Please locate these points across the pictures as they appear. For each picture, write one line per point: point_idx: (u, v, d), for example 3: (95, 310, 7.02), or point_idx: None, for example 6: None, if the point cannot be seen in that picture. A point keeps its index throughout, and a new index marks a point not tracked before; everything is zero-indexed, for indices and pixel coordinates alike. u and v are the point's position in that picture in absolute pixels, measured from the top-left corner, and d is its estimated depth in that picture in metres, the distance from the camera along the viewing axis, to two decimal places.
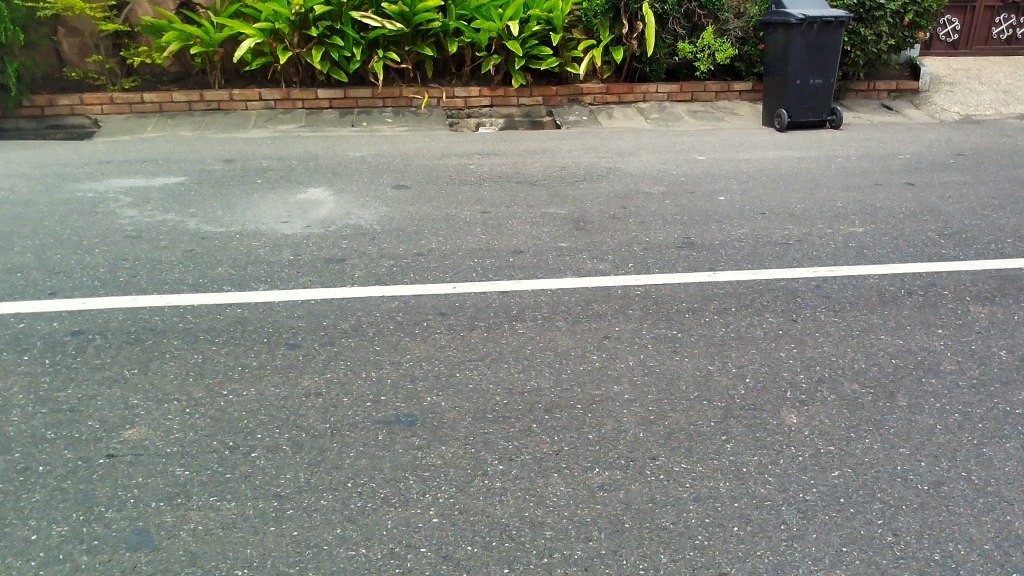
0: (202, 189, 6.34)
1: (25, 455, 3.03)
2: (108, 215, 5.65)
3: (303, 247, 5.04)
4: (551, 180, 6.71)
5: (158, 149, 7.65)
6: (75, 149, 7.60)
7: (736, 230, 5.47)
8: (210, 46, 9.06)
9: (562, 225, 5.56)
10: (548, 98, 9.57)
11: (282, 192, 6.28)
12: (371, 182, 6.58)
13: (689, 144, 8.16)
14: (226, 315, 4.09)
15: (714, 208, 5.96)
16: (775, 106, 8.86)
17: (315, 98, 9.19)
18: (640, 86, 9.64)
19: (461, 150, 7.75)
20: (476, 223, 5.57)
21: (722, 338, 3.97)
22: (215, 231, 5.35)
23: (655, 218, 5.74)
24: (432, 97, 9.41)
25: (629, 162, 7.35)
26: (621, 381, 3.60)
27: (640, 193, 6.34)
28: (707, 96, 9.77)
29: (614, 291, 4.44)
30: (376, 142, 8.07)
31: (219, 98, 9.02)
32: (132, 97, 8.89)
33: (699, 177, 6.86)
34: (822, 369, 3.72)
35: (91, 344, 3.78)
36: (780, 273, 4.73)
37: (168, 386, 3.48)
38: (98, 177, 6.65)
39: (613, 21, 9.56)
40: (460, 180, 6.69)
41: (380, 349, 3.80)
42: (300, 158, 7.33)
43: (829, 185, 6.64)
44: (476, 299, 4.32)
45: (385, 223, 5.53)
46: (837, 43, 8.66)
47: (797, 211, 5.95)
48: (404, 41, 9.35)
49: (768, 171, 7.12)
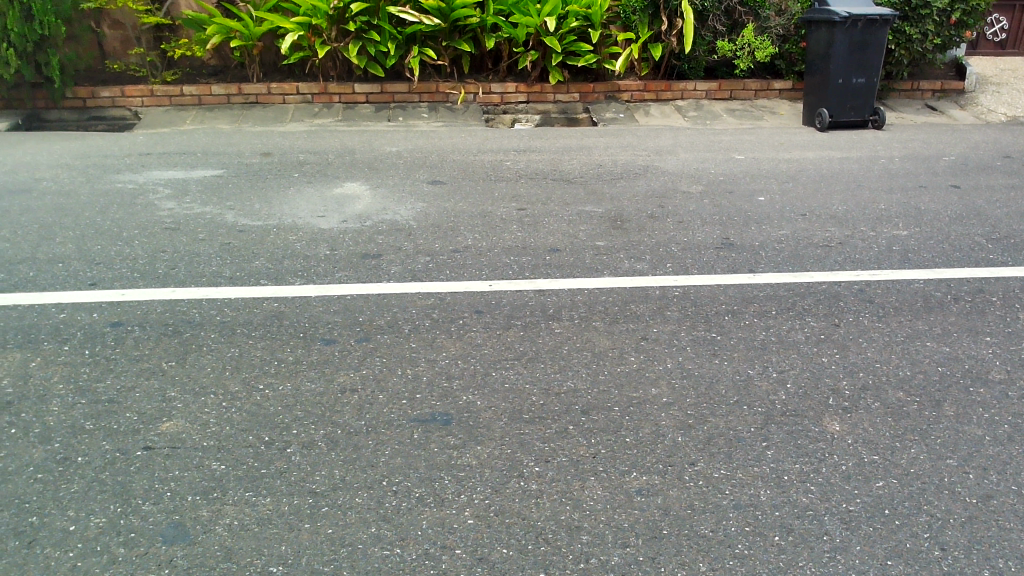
0: (240, 182, 6.37)
1: (65, 445, 3.05)
2: (147, 207, 5.70)
3: (340, 242, 5.04)
4: (588, 177, 6.66)
5: (196, 142, 7.71)
6: (116, 141, 7.68)
7: (776, 232, 5.38)
8: (249, 40, 9.11)
9: (599, 223, 5.50)
10: (585, 95, 9.51)
11: (319, 186, 6.29)
12: (407, 177, 6.57)
13: (728, 142, 8.06)
14: (263, 309, 4.09)
15: (754, 209, 5.88)
16: (816, 105, 8.72)
17: (352, 92, 9.20)
18: (678, 84, 9.54)
19: (497, 146, 7.73)
20: (513, 220, 5.54)
21: (763, 341, 3.90)
22: (253, 224, 5.37)
23: (694, 217, 5.66)
24: (469, 92, 9.39)
25: (666, 161, 7.27)
26: (659, 383, 3.54)
27: (679, 192, 6.27)
28: (746, 94, 9.64)
29: (652, 292, 4.39)
30: (412, 137, 8.07)
31: (257, 91, 9.06)
32: (172, 89, 8.96)
33: (738, 177, 6.76)
34: (865, 376, 3.63)
35: (130, 336, 3.80)
36: (821, 276, 4.64)
37: (205, 379, 3.49)
38: (138, 168, 6.72)
39: (653, 18, 9.49)
40: (497, 176, 6.65)
41: (416, 346, 3.78)
42: (337, 152, 7.34)
43: (872, 187, 6.51)
44: (513, 297, 4.29)
45: (421, 219, 5.52)
46: (881, 42, 8.49)
47: (839, 212, 5.84)
48: (441, 37, 9.33)
49: (809, 171, 7.00)
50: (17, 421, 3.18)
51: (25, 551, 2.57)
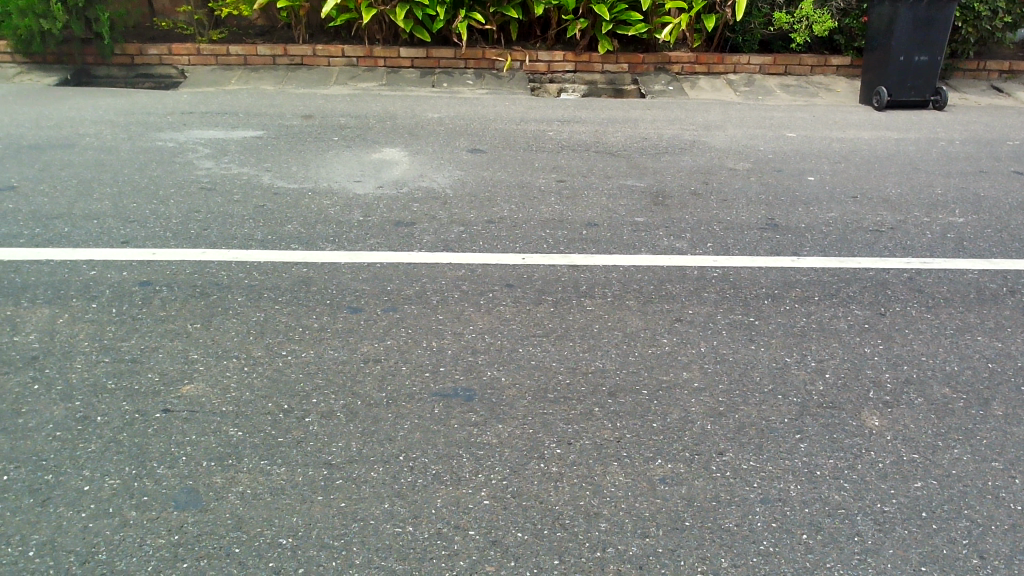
0: (280, 144, 6.34)
1: (86, 404, 3.04)
2: (186, 166, 5.69)
3: (373, 208, 4.96)
4: (631, 151, 6.49)
5: (239, 102, 7.68)
6: (160, 99, 7.69)
7: (824, 214, 5.18)
8: (296, 0, 9.02)
9: (639, 198, 5.35)
10: (634, 66, 9.29)
11: (358, 150, 6.23)
12: (447, 144, 6.47)
13: (779, 119, 7.80)
14: (291, 274, 4.04)
15: (803, 189, 5.67)
16: (874, 83, 8.38)
17: (397, 56, 9.09)
18: (731, 57, 9.25)
19: (541, 115, 7.58)
20: (551, 192, 5.41)
21: (803, 328, 3.74)
22: (288, 186, 5.33)
23: (738, 195, 5.48)
24: (515, 60, 9.21)
25: (713, 136, 7.05)
26: (690, 367, 3.42)
27: (725, 169, 6.08)
28: (802, 69, 9.32)
29: (690, 271, 4.24)
30: (455, 103, 7.95)
31: (303, 53, 9.00)
32: (219, 48, 8.93)
33: (788, 155, 6.53)
34: (910, 369, 3.47)
35: (158, 296, 3.78)
36: (869, 262, 4.45)
37: (229, 342, 3.45)
38: (180, 126, 6.72)
39: None
40: (538, 146, 6.52)
41: (443, 318, 3.70)
42: (379, 117, 7.26)
43: (929, 170, 6.24)
44: (545, 272, 4.18)
45: (458, 187, 5.43)
46: (948, 18, 8.10)
47: (892, 196, 5.61)
48: (489, 2, 9.14)
49: (863, 152, 6.73)
50: (40, 376, 3.18)
51: (38, 509, 2.56)
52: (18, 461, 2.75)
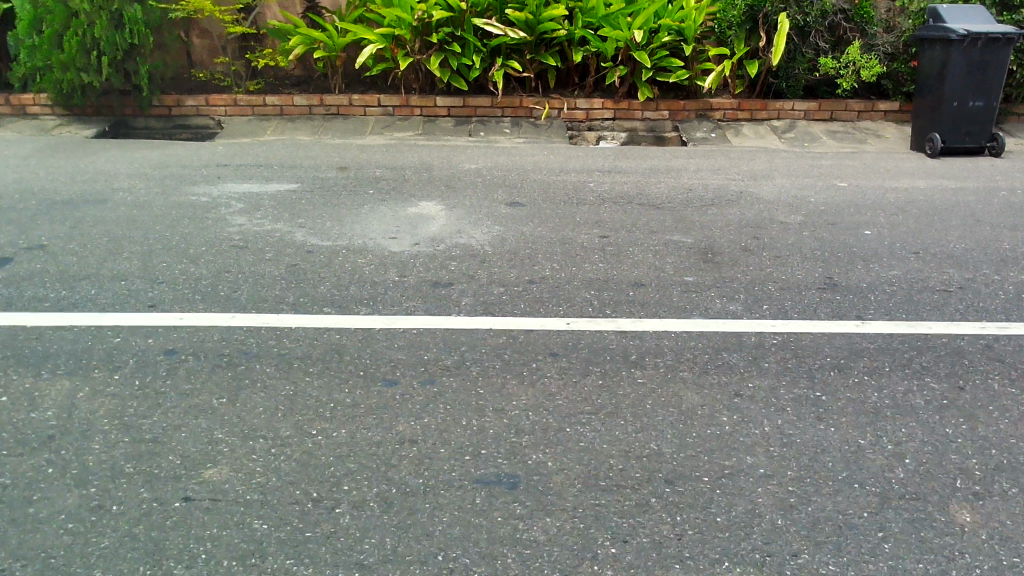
0: (314, 198, 6.18)
1: (102, 491, 2.83)
2: (218, 222, 5.54)
3: (409, 268, 4.76)
4: (676, 203, 6.23)
5: (275, 154, 7.58)
6: (195, 151, 7.61)
7: (886, 272, 4.87)
8: (333, 51, 8.97)
9: (687, 255, 5.09)
10: (675, 113, 9.06)
11: (392, 204, 6.05)
12: (485, 197, 6.27)
13: (828, 168, 7.52)
14: (323, 342, 3.82)
15: (860, 244, 5.37)
16: (927, 129, 8.09)
17: (433, 105, 8.96)
18: (775, 103, 9.01)
19: (580, 166, 7.38)
20: (594, 248, 5.17)
21: (875, 405, 3.43)
22: (322, 244, 5.15)
23: (793, 252, 5.19)
24: (553, 108, 9.05)
25: (761, 186, 6.79)
26: (755, 452, 3.12)
27: (776, 222, 5.80)
28: (848, 115, 9.04)
29: (747, 338, 3.96)
30: (493, 153, 7.79)
31: (339, 103, 8.91)
32: (255, 99, 8.88)
33: (841, 207, 6.24)
34: (999, 455, 3.15)
35: (183, 367, 3.58)
36: (940, 327, 4.14)
37: (256, 420, 3.22)
38: (214, 180, 6.61)
39: (750, 33, 9.00)
40: (579, 199, 6.29)
41: (484, 393, 3.45)
42: (415, 169, 7.10)
43: (994, 223, 5.91)
44: (592, 339, 3.92)
45: (496, 244, 5.21)
46: (1004, 62, 7.79)
47: (957, 251, 5.29)
48: (526, 50, 9.02)
49: (920, 203, 6.42)
50: (56, 459, 2.98)
51: None
52: (26, 559, 2.53)
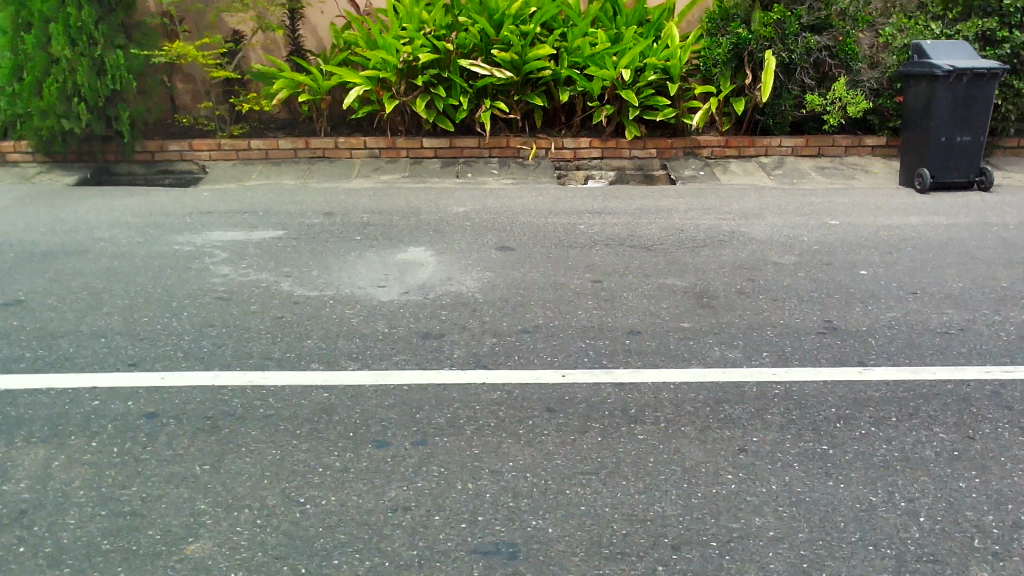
0: (301, 245, 6.06)
1: (77, 571, 2.66)
2: (201, 273, 5.40)
3: (399, 318, 4.64)
4: (668, 245, 6.15)
5: (260, 199, 7.47)
6: (178, 198, 7.49)
7: (885, 313, 4.79)
8: (318, 94, 8.91)
9: (682, 299, 4.99)
10: (663, 151, 9.03)
11: (380, 251, 5.93)
12: (475, 242, 6.17)
13: (819, 205, 7.47)
14: (311, 401, 3.68)
15: (856, 285, 5.29)
16: (916, 164, 8.08)
17: (420, 147, 8.90)
18: (762, 139, 9.00)
19: (570, 207, 7.30)
20: (587, 294, 5.07)
21: (885, 459, 3.32)
22: (308, 295, 5.02)
23: (789, 294, 5.10)
24: (540, 147, 9.00)
25: (753, 226, 6.72)
26: (763, 512, 2.99)
27: (770, 263, 5.73)
28: (836, 150, 9.04)
29: (749, 388, 3.85)
30: (482, 195, 7.71)
31: (324, 146, 8.83)
32: (240, 143, 8.79)
33: (835, 246, 6.18)
34: (1015, 510, 3.03)
35: (164, 431, 3.42)
36: (945, 372, 4.04)
37: (241, 489, 3.07)
38: (197, 228, 6.48)
39: (736, 71, 9.00)
40: (570, 242, 6.20)
41: (479, 453, 3.31)
42: (403, 213, 7.00)
43: (989, 260, 5.86)
44: (589, 392, 3.80)
45: (487, 291, 5.10)
46: (989, 97, 7.81)
47: (955, 291, 5.21)
48: (513, 90, 9.00)
49: (913, 240, 6.36)
50: (28, 536, 2.81)
51: None
52: None
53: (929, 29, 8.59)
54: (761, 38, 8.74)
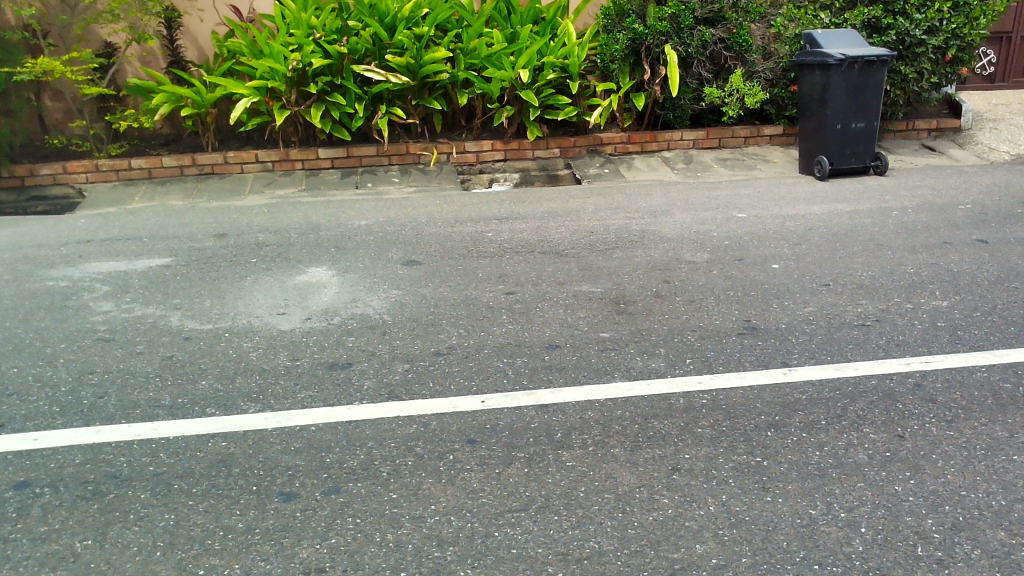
0: (190, 273, 5.64)
1: None
2: (80, 311, 4.95)
3: (302, 349, 4.32)
4: (580, 249, 5.99)
5: (144, 224, 6.96)
6: (53, 227, 6.91)
7: (802, 309, 4.75)
8: (202, 107, 8.40)
9: (599, 307, 4.84)
10: (566, 150, 8.90)
11: (278, 274, 5.57)
12: (379, 257, 5.87)
13: (725, 198, 7.46)
14: (208, 452, 3.34)
15: (770, 280, 5.24)
16: (814, 152, 8.18)
17: (315, 158, 8.51)
18: (663, 134, 8.97)
19: (476, 214, 7.06)
20: (501, 307, 4.85)
21: (819, 467, 3.21)
22: (201, 328, 4.64)
23: (706, 294, 5.01)
24: (441, 152, 8.74)
25: (662, 224, 6.63)
26: (704, 538, 2.83)
27: (683, 262, 5.63)
28: (735, 141, 9.10)
29: (676, 400, 3.70)
30: (383, 206, 7.39)
31: (213, 162, 8.35)
32: (120, 163, 8.22)
33: (745, 240, 6.14)
34: (953, 511, 2.96)
35: (38, 503, 3.03)
36: (867, 367, 3.99)
37: (129, 565, 2.72)
38: (74, 260, 5.96)
39: (634, 67, 8.95)
40: (479, 251, 5.97)
41: (398, 498, 3.04)
42: (301, 230, 6.63)
43: (893, 246, 5.91)
44: (510, 418, 3.57)
45: (396, 311, 4.83)
46: (880, 83, 7.96)
47: (865, 280, 5.22)
48: (409, 95, 8.70)
49: (820, 229, 6.39)
50: None
51: None
52: None
53: (818, 19, 8.75)
54: (657, 33, 8.67)
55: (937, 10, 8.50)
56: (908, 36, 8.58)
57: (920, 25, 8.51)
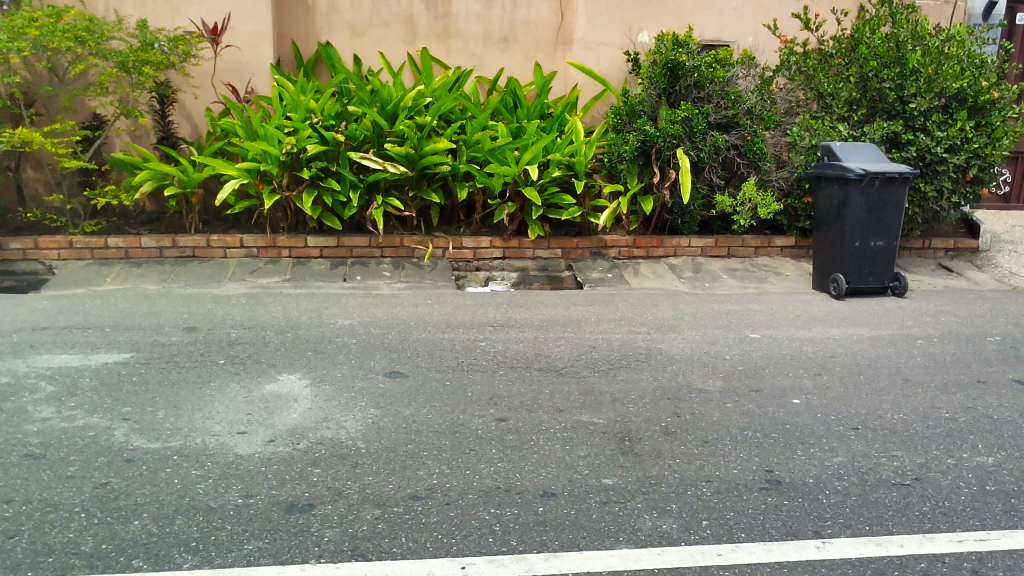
0: (150, 374, 5.08)
1: None
2: (14, 416, 4.37)
3: (259, 481, 3.74)
4: (581, 367, 5.48)
5: (111, 311, 6.44)
6: (11, 308, 6.39)
7: (830, 458, 4.20)
8: (188, 187, 7.98)
9: (602, 443, 4.29)
10: (568, 251, 8.46)
11: (246, 380, 5.03)
12: (360, 366, 5.34)
13: (736, 314, 6.99)
14: None
15: (792, 419, 4.71)
16: (830, 269, 7.75)
17: (304, 246, 8.05)
18: (670, 240, 8.55)
19: (470, 318, 6.56)
20: (491, 438, 4.29)
21: None
22: (147, 447, 4.06)
23: (721, 433, 4.47)
24: (437, 246, 8.28)
25: (669, 341, 6.14)
26: None
27: (694, 391, 5.11)
28: (745, 251, 8.68)
29: None
30: (371, 304, 6.89)
31: (195, 244, 7.87)
32: (95, 241, 7.74)
33: (761, 366, 5.64)
34: None
35: None
36: (914, 543, 3.42)
37: None
38: (24, 351, 5.42)
39: (643, 168, 8.59)
40: (470, 364, 5.45)
41: None
42: (278, 327, 6.11)
43: (924, 383, 5.41)
44: None
45: (372, 437, 4.25)
46: (901, 201, 7.58)
47: (897, 424, 4.69)
48: (407, 185, 8.31)
49: (842, 357, 5.89)
50: None
51: None
52: None
53: (836, 130, 8.40)
54: (668, 136, 8.29)
55: (959, 127, 8.13)
56: (929, 153, 8.25)
57: (942, 142, 8.15)
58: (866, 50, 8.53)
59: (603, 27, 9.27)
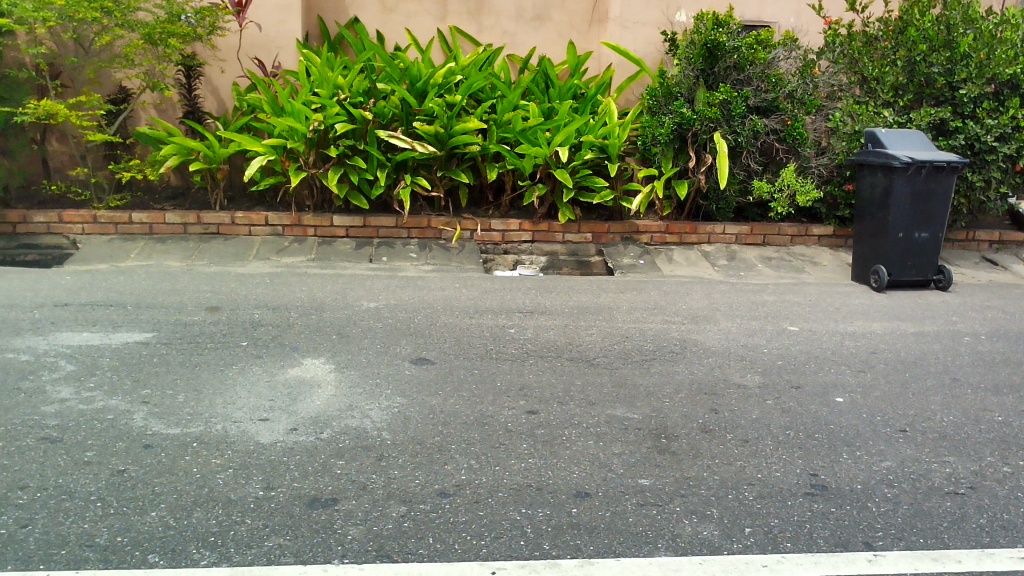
0: (171, 354, 4.95)
1: None
2: (32, 397, 4.25)
3: (281, 472, 3.60)
4: (614, 358, 5.28)
5: (133, 287, 6.32)
6: (34, 283, 6.29)
7: (879, 463, 3.99)
8: (214, 162, 7.84)
9: (637, 440, 4.10)
10: (599, 235, 8.24)
11: (268, 363, 4.88)
12: (386, 351, 5.18)
13: (773, 305, 6.75)
14: None
15: (836, 419, 4.49)
16: (872, 260, 7.48)
17: (329, 225, 7.90)
18: (705, 226, 8.30)
19: (497, 304, 6.37)
20: (522, 432, 4.12)
21: None
22: (166, 432, 3.93)
23: (761, 432, 4.27)
24: (465, 228, 8.08)
25: (705, 332, 5.93)
26: None
27: (732, 386, 4.90)
28: (781, 239, 8.42)
29: None
30: (397, 286, 6.73)
31: (219, 221, 7.74)
32: (120, 216, 7.63)
33: (801, 361, 5.42)
34: None
35: None
36: (972, 560, 3.21)
37: None
38: (43, 327, 5.30)
39: (679, 152, 8.35)
40: (498, 352, 5.26)
41: None
42: (302, 309, 5.95)
43: (973, 383, 5.16)
44: None
45: (397, 428, 4.09)
46: (948, 191, 7.27)
47: (948, 428, 4.46)
48: (435, 165, 8.12)
49: (885, 354, 5.65)
50: None
51: None
52: None
53: (881, 116, 8.08)
54: (706, 119, 8.05)
55: (1011, 116, 7.79)
56: (978, 142, 7.93)
57: (992, 131, 7.82)
58: (915, 33, 8.13)
59: (640, 6, 8.99)
